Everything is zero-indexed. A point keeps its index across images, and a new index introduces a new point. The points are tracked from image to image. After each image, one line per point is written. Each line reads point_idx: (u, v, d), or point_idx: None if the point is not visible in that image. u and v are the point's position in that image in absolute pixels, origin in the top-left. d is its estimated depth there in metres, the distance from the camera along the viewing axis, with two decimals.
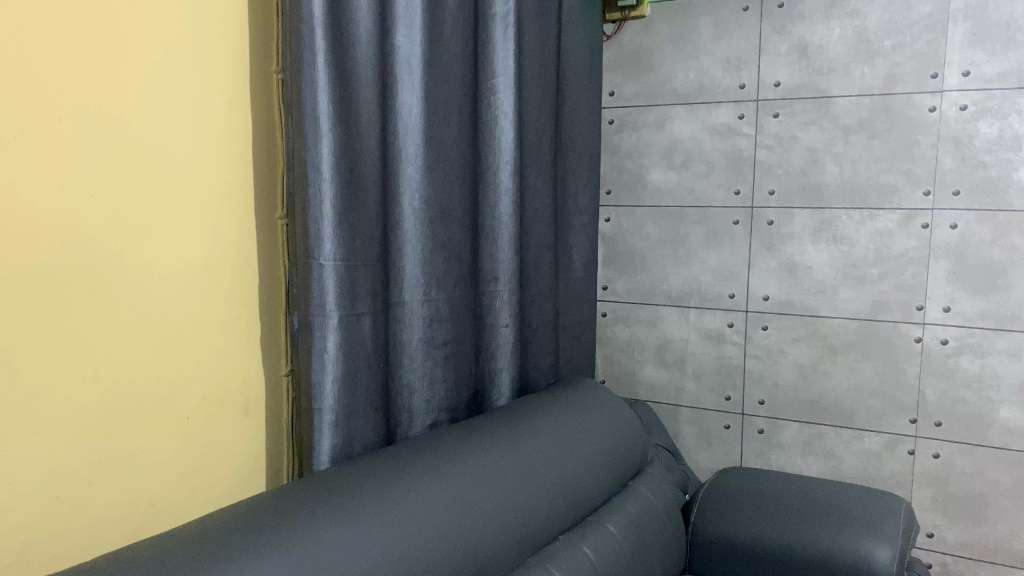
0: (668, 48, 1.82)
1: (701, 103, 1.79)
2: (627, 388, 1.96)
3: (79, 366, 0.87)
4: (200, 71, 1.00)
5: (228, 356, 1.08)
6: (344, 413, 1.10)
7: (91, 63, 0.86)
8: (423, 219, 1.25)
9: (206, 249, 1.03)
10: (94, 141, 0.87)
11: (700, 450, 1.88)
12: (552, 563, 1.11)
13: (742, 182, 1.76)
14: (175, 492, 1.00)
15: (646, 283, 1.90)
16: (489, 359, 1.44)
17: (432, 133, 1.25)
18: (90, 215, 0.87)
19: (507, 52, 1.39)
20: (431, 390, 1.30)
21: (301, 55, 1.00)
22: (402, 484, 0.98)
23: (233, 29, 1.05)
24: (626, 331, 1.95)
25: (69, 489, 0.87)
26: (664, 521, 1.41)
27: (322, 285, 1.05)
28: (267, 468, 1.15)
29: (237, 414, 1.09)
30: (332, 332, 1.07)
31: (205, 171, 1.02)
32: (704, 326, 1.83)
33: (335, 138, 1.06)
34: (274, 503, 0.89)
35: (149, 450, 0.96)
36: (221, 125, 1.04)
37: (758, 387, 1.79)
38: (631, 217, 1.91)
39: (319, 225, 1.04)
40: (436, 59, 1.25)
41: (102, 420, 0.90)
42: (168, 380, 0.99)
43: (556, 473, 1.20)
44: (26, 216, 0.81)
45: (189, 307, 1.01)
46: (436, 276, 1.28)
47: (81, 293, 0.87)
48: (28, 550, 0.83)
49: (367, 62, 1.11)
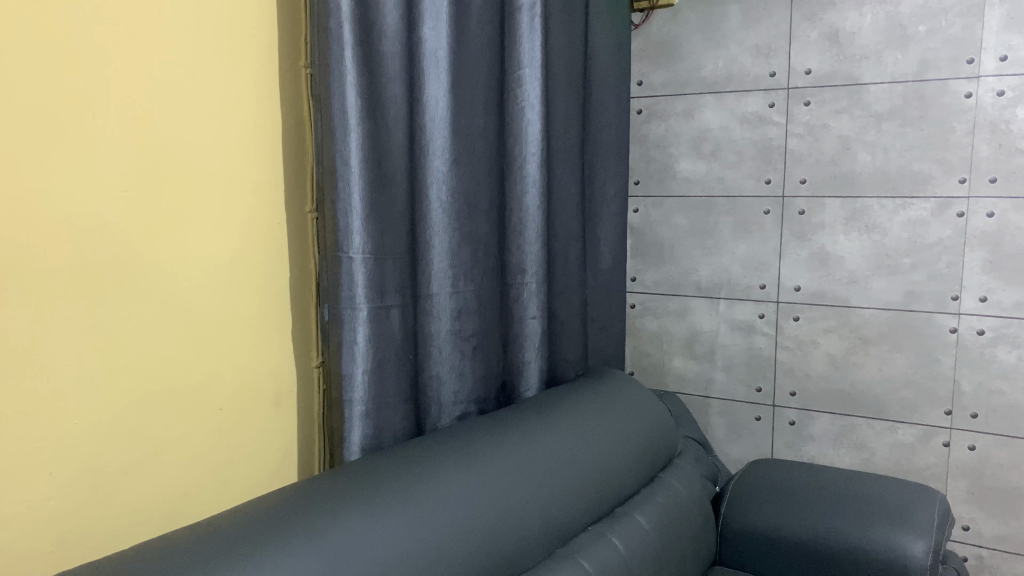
0: (697, 37, 1.81)
1: (730, 92, 1.78)
2: (656, 380, 1.95)
3: (115, 359, 0.89)
4: (229, 66, 1.01)
5: (259, 349, 1.09)
6: (374, 405, 1.11)
7: (121, 60, 0.87)
8: (450, 211, 1.25)
9: (236, 242, 1.04)
10: (124, 138, 0.88)
11: (730, 441, 1.87)
12: (581, 555, 1.11)
13: (772, 172, 1.74)
14: (208, 484, 1.02)
15: (675, 275, 1.89)
16: (517, 351, 1.44)
17: (458, 126, 1.25)
18: (120, 210, 0.88)
19: (534, 43, 1.38)
20: (459, 382, 1.30)
21: (329, 49, 1.01)
22: (432, 476, 0.99)
23: (260, 23, 1.05)
24: (655, 323, 1.94)
25: (107, 480, 0.89)
26: (693, 513, 1.40)
27: (351, 278, 1.06)
28: (299, 458, 1.17)
29: (268, 406, 1.10)
30: (361, 325, 1.08)
31: (234, 166, 1.03)
32: (734, 318, 1.82)
33: (363, 133, 1.06)
34: (305, 494, 0.90)
35: (182, 442, 0.98)
36: (250, 118, 1.05)
37: (788, 378, 1.77)
38: (659, 207, 1.90)
39: (347, 218, 1.05)
40: (462, 51, 1.25)
41: (135, 413, 0.92)
42: (199, 372, 1.00)
43: (583, 464, 1.20)
44: (59, 214, 0.82)
45: (220, 300, 1.02)
46: (463, 269, 1.28)
47: (115, 287, 0.88)
48: (68, 538, 0.85)
49: (393, 55, 1.11)
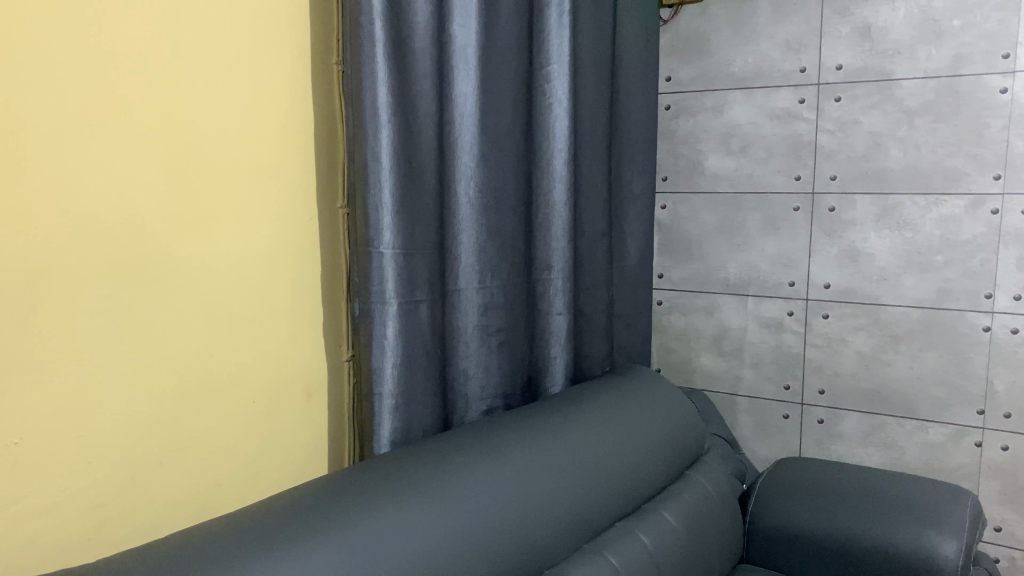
0: (726, 32, 1.80)
1: (760, 88, 1.76)
2: (683, 377, 1.95)
3: (151, 352, 0.90)
4: (263, 61, 1.02)
5: (291, 342, 1.10)
6: (403, 399, 1.12)
7: (157, 58, 0.89)
8: (478, 207, 1.25)
9: (269, 237, 1.05)
10: (159, 134, 0.90)
11: (758, 439, 1.86)
12: (608, 551, 1.11)
13: (802, 168, 1.73)
14: (240, 476, 1.03)
15: (703, 271, 1.89)
16: (544, 346, 1.44)
17: (487, 122, 1.25)
18: (156, 206, 0.90)
19: (562, 39, 1.38)
20: (486, 376, 1.31)
21: (361, 45, 1.02)
22: (460, 470, 0.99)
23: (292, 20, 1.06)
24: (682, 320, 1.93)
25: (143, 470, 0.90)
26: (721, 511, 1.40)
27: (381, 273, 1.07)
28: (329, 451, 1.18)
29: (299, 399, 1.12)
30: (391, 320, 1.09)
31: (268, 161, 1.04)
32: (762, 315, 1.81)
33: (394, 129, 1.07)
34: (335, 486, 0.91)
35: (215, 433, 0.99)
36: (283, 115, 1.06)
37: (817, 376, 1.76)
38: (687, 204, 1.89)
39: (377, 214, 1.05)
40: (491, 47, 1.25)
41: (167, 404, 0.93)
42: (232, 365, 1.01)
43: (610, 460, 1.20)
44: (99, 208, 0.84)
45: (253, 294, 1.03)
46: (491, 265, 1.29)
47: (151, 281, 0.90)
48: (106, 526, 0.87)
49: (423, 52, 1.11)
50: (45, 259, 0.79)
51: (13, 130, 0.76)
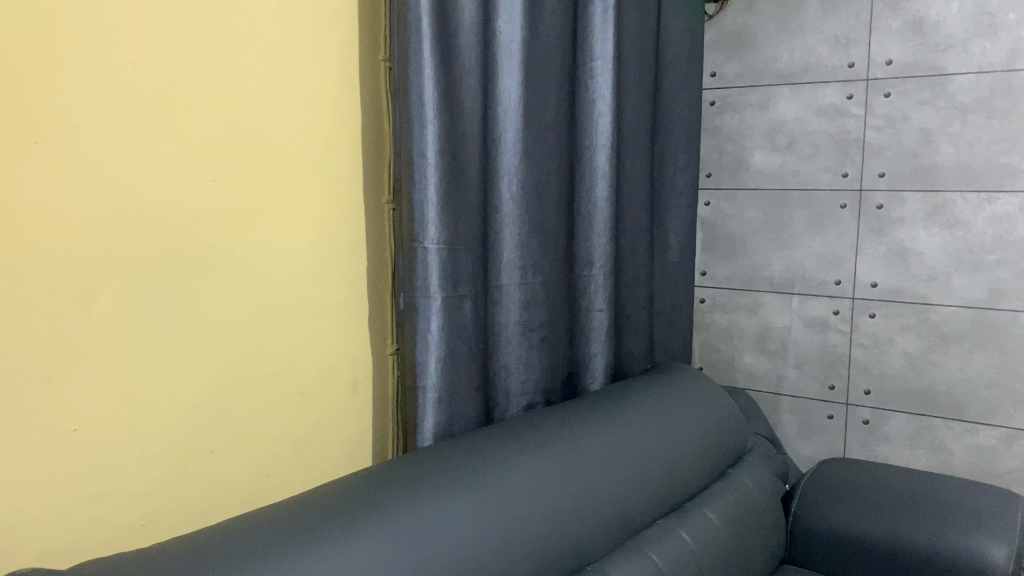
0: (773, 27, 1.77)
1: (806, 83, 1.74)
2: (725, 376, 1.93)
3: (203, 343, 0.92)
4: (313, 57, 1.04)
5: (338, 336, 1.11)
6: (447, 393, 1.13)
7: (212, 55, 0.91)
8: (522, 203, 1.25)
9: (317, 232, 1.06)
10: (211, 130, 0.91)
11: (801, 440, 1.84)
12: (650, 548, 1.11)
13: (850, 165, 1.70)
14: (287, 465, 1.05)
15: (747, 269, 1.87)
16: (584, 343, 1.43)
17: (531, 118, 1.25)
18: (209, 200, 0.92)
19: (606, 35, 1.37)
20: (527, 372, 1.30)
21: (408, 42, 1.03)
22: (504, 463, 1.00)
23: (340, 17, 1.07)
24: (725, 318, 1.92)
25: (194, 459, 0.92)
26: (764, 511, 1.39)
27: (426, 267, 1.08)
28: (373, 444, 1.19)
29: (345, 392, 1.13)
30: (436, 314, 1.10)
31: (317, 157, 1.06)
32: (807, 313, 1.79)
33: (441, 125, 1.08)
34: (382, 477, 0.92)
35: (263, 424, 1.01)
36: (332, 112, 1.07)
37: (863, 377, 1.73)
38: (731, 200, 1.87)
39: (423, 209, 1.07)
40: (536, 43, 1.25)
41: (219, 393, 0.95)
42: (281, 357, 1.03)
43: (653, 457, 1.20)
44: (153, 202, 0.86)
45: (302, 288, 1.05)
46: (533, 261, 1.28)
47: (203, 274, 0.92)
48: (158, 512, 0.89)
49: (469, 48, 1.12)
50: (103, 252, 0.82)
51: (74, 125, 0.78)
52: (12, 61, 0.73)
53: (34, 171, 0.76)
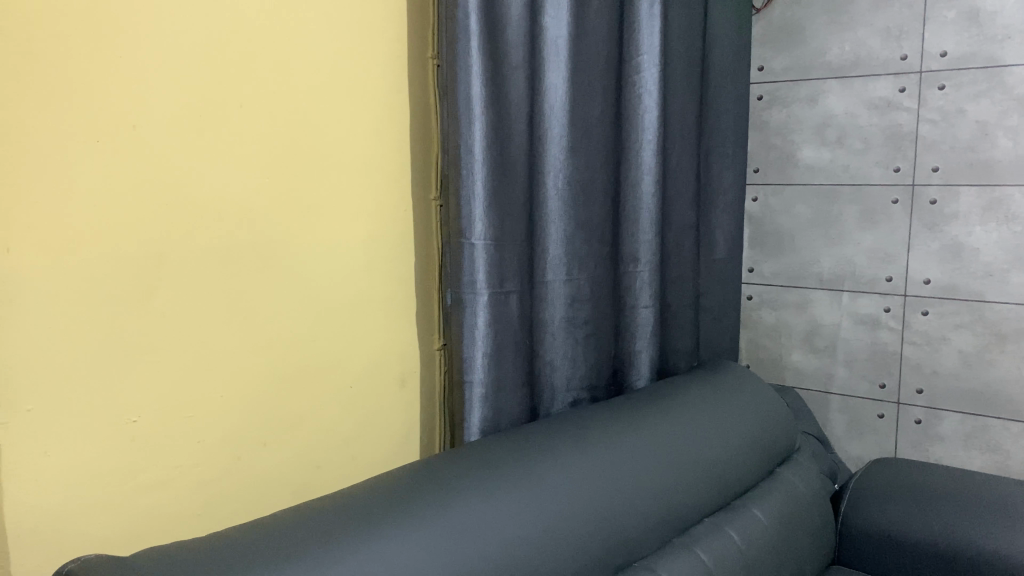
0: (822, 20, 1.75)
1: (857, 77, 1.71)
2: (773, 374, 1.91)
3: (255, 337, 0.94)
4: (362, 55, 1.05)
5: (387, 330, 1.13)
6: (493, 388, 1.13)
7: (265, 54, 0.93)
8: (569, 199, 1.25)
9: (366, 228, 1.08)
10: (264, 127, 0.93)
11: (850, 439, 1.81)
12: (697, 546, 1.10)
13: (902, 160, 1.67)
14: (338, 458, 1.07)
15: (795, 266, 1.85)
16: (629, 340, 1.42)
17: (577, 114, 1.24)
18: (262, 196, 0.94)
19: (652, 30, 1.35)
20: (572, 368, 1.30)
21: (457, 39, 1.04)
22: (551, 458, 1.00)
23: (389, 16, 1.09)
24: (772, 315, 1.90)
25: (247, 451, 0.94)
26: (813, 510, 1.37)
27: (472, 263, 1.09)
28: (421, 438, 1.20)
29: (394, 386, 1.14)
30: (482, 310, 1.10)
31: (367, 153, 1.07)
32: (857, 311, 1.76)
33: (488, 121, 1.08)
34: (430, 471, 0.93)
35: (314, 416, 1.03)
36: (381, 109, 1.08)
37: (915, 375, 1.70)
38: (779, 196, 1.85)
39: (469, 205, 1.07)
40: (582, 40, 1.24)
41: (272, 386, 0.97)
42: (332, 351, 1.05)
43: (700, 454, 1.19)
44: (210, 198, 0.88)
45: (351, 283, 1.06)
46: (578, 258, 1.28)
47: (257, 269, 0.94)
48: (214, 502, 0.91)
49: (517, 45, 1.12)
50: (161, 247, 0.84)
51: (134, 124, 0.81)
52: (76, 63, 0.75)
53: (96, 168, 0.78)
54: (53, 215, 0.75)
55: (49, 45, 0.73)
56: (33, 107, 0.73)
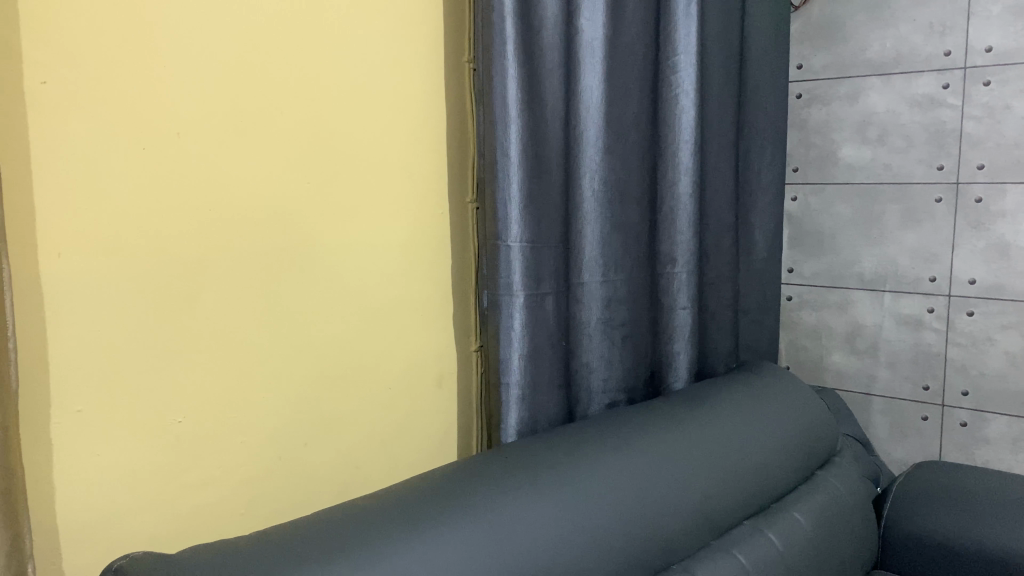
0: (862, 16, 1.72)
1: (899, 74, 1.69)
2: (814, 376, 1.89)
3: (297, 340, 0.96)
4: (400, 60, 1.06)
5: (424, 332, 1.14)
6: (530, 389, 1.14)
7: (305, 61, 0.94)
8: (605, 200, 1.25)
9: (404, 231, 1.09)
10: (304, 133, 0.94)
11: (893, 442, 1.78)
12: (737, 549, 1.09)
13: (945, 157, 1.64)
14: (377, 459, 1.08)
15: (836, 266, 1.82)
16: (667, 341, 1.41)
17: (614, 115, 1.24)
18: (302, 201, 0.95)
19: (689, 29, 1.33)
20: (609, 369, 1.30)
21: (493, 44, 1.05)
22: (588, 460, 1.00)
23: (425, 20, 1.09)
24: (812, 316, 1.88)
25: (289, 451, 0.96)
26: (855, 514, 1.35)
27: (509, 265, 1.09)
28: (459, 439, 1.21)
29: (432, 388, 1.15)
30: (518, 312, 1.11)
31: (405, 157, 1.08)
32: (900, 311, 1.73)
33: (524, 123, 1.09)
34: (467, 472, 0.93)
35: (354, 417, 1.04)
36: (418, 113, 1.09)
37: (960, 377, 1.67)
38: (819, 195, 1.83)
39: (505, 208, 1.08)
40: (618, 41, 1.24)
41: (313, 387, 0.98)
42: (371, 353, 1.06)
43: (738, 457, 1.18)
44: (251, 203, 0.90)
45: (391, 285, 1.08)
46: (615, 259, 1.27)
47: (298, 273, 0.95)
48: (256, 502, 0.93)
49: (552, 47, 1.12)
50: (206, 251, 0.86)
51: (177, 131, 0.82)
52: (122, 72, 0.77)
53: (142, 175, 0.80)
54: (101, 220, 0.77)
55: (96, 55, 0.75)
56: (82, 116, 0.75)
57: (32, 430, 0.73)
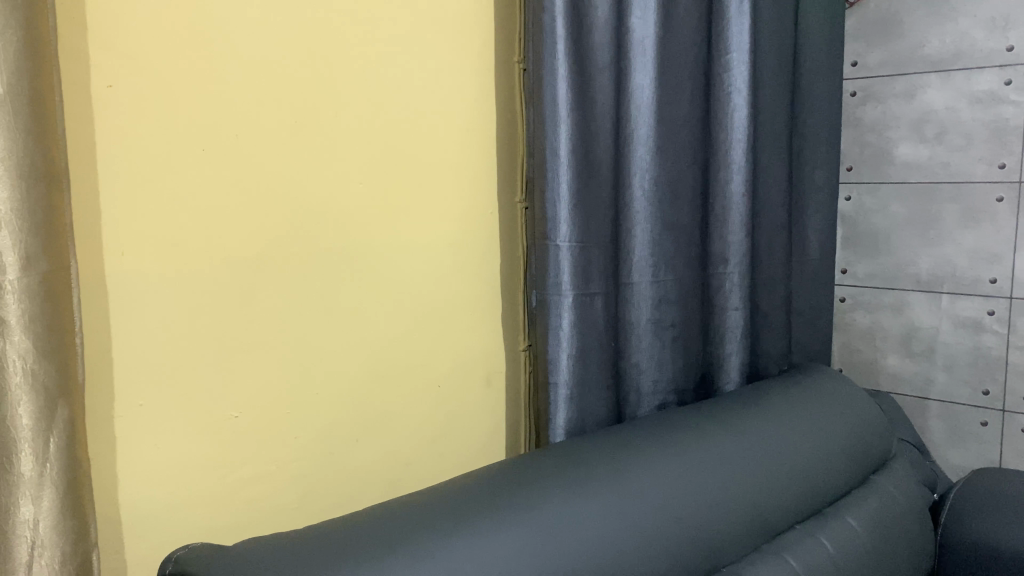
0: (920, 12, 1.68)
1: (958, 70, 1.64)
2: (867, 378, 1.85)
3: (349, 337, 0.97)
4: (451, 61, 1.07)
5: (474, 331, 1.14)
6: (579, 388, 1.14)
7: (359, 63, 0.95)
8: (654, 200, 1.24)
9: (455, 230, 1.10)
10: (357, 135, 0.96)
11: (950, 447, 1.73)
12: (789, 553, 1.08)
13: (1007, 155, 1.59)
14: (427, 456, 1.09)
15: (891, 267, 1.79)
16: (718, 342, 1.39)
17: (665, 113, 1.23)
18: (356, 201, 0.96)
19: (742, 27, 1.31)
20: (659, 370, 1.29)
21: (543, 43, 1.05)
22: (638, 461, 1.00)
23: (477, 21, 1.10)
24: (866, 318, 1.84)
25: (342, 447, 0.97)
26: (912, 519, 1.32)
27: (557, 265, 1.09)
28: (506, 438, 1.21)
29: (480, 386, 1.16)
30: (567, 312, 1.10)
31: (455, 157, 1.09)
32: (958, 314, 1.69)
33: (574, 123, 1.08)
34: (515, 471, 0.94)
35: (405, 414, 1.05)
36: (469, 114, 1.10)
37: (1021, 382, 1.62)
38: (874, 194, 1.80)
39: (555, 207, 1.08)
40: (669, 40, 1.23)
41: (364, 384, 1.00)
42: (421, 351, 1.07)
43: (790, 459, 1.17)
44: (305, 203, 0.91)
45: (441, 284, 1.08)
46: (665, 259, 1.26)
47: (352, 272, 0.96)
48: (309, 496, 0.94)
49: (602, 46, 1.12)
50: (260, 250, 0.88)
51: (236, 134, 0.84)
52: (182, 76, 0.80)
53: (200, 175, 0.82)
54: (161, 220, 0.79)
55: (159, 60, 0.78)
56: (144, 119, 0.77)
57: (97, 424, 0.75)
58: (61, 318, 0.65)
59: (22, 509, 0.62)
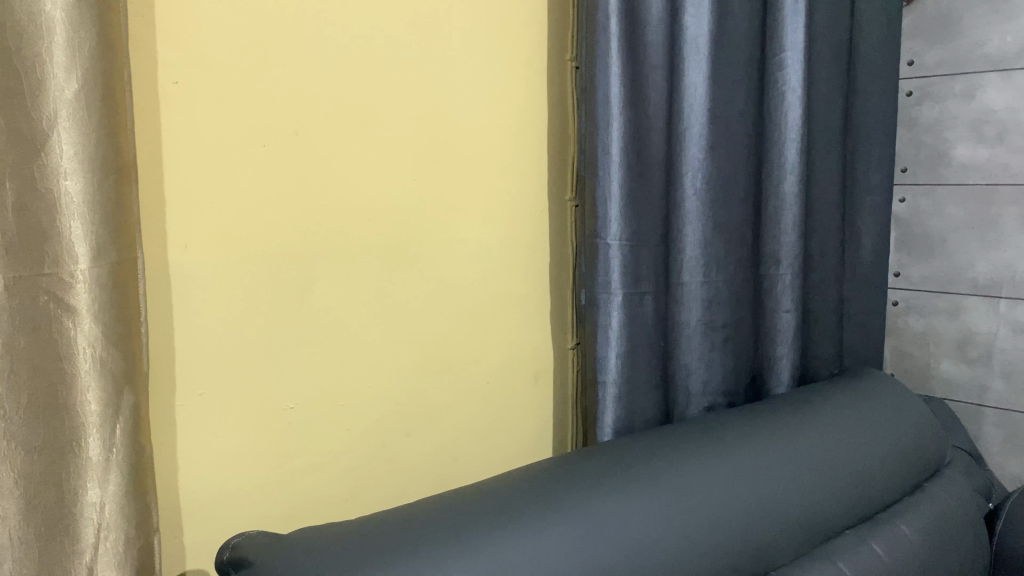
0: (981, 10, 1.63)
1: (1020, 69, 1.58)
2: (920, 383, 1.82)
3: (400, 332, 0.98)
4: (504, 59, 1.07)
5: (523, 328, 1.15)
6: (627, 387, 1.13)
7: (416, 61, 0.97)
8: (706, 200, 1.22)
9: (506, 227, 1.10)
10: (412, 132, 0.97)
11: (1007, 456, 1.68)
12: (839, 558, 1.06)
13: None
14: (475, 451, 1.09)
15: (947, 271, 1.75)
16: (769, 344, 1.38)
17: (718, 112, 1.22)
18: (410, 197, 0.97)
19: (797, 25, 1.29)
20: (709, 371, 1.28)
21: (596, 40, 1.05)
22: (687, 461, 0.99)
23: (530, 20, 1.10)
24: (920, 322, 1.81)
25: (392, 440, 0.99)
26: (967, 528, 1.28)
27: (606, 264, 1.09)
28: (553, 435, 1.21)
29: (529, 383, 1.16)
30: (616, 310, 1.10)
31: (507, 154, 1.09)
32: (1017, 319, 1.64)
33: (626, 122, 1.08)
34: (562, 469, 0.93)
35: (454, 409, 1.06)
36: (521, 112, 1.11)
37: None
38: (930, 196, 1.77)
39: (605, 206, 1.08)
40: (722, 38, 1.21)
41: (415, 378, 1.01)
42: (470, 346, 1.07)
43: (842, 463, 1.15)
44: (360, 199, 0.92)
45: (491, 281, 1.09)
46: (716, 259, 1.25)
47: (405, 269, 0.98)
48: (359, 488, 0.96)
49: (655, 45, 1.11)
50: (316, 244, 0.89)
51: (296, 130, 0.86)
52: (244, 74, 0.81)
53: (259, 170, 0.84)
54: (221, 213, 0.81)
55: (221, 57, 0.79)
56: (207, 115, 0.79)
57: (158, 411, 0.78)
58: (127, 307, 0.66)
59: (89, 492, 0.64)
